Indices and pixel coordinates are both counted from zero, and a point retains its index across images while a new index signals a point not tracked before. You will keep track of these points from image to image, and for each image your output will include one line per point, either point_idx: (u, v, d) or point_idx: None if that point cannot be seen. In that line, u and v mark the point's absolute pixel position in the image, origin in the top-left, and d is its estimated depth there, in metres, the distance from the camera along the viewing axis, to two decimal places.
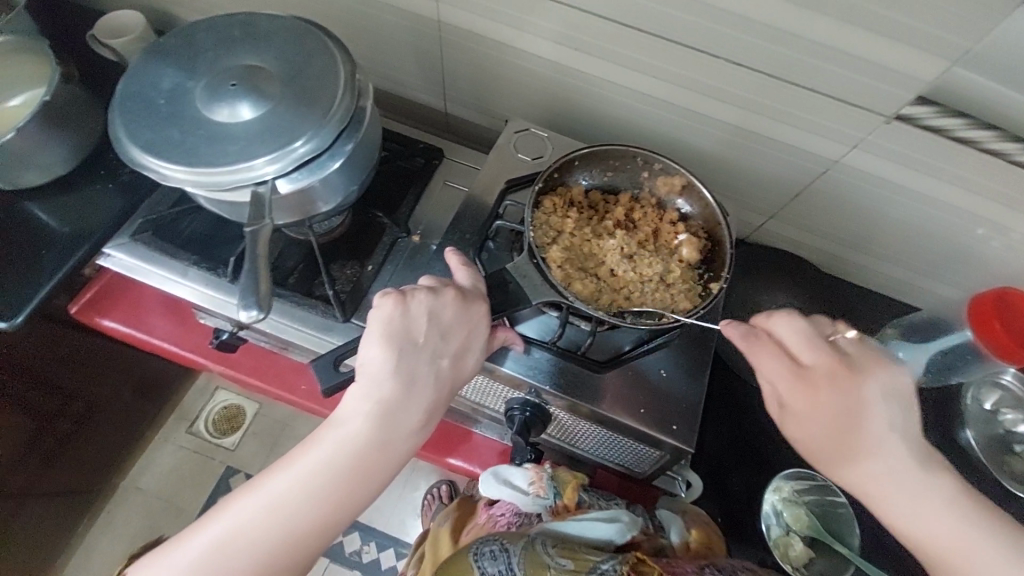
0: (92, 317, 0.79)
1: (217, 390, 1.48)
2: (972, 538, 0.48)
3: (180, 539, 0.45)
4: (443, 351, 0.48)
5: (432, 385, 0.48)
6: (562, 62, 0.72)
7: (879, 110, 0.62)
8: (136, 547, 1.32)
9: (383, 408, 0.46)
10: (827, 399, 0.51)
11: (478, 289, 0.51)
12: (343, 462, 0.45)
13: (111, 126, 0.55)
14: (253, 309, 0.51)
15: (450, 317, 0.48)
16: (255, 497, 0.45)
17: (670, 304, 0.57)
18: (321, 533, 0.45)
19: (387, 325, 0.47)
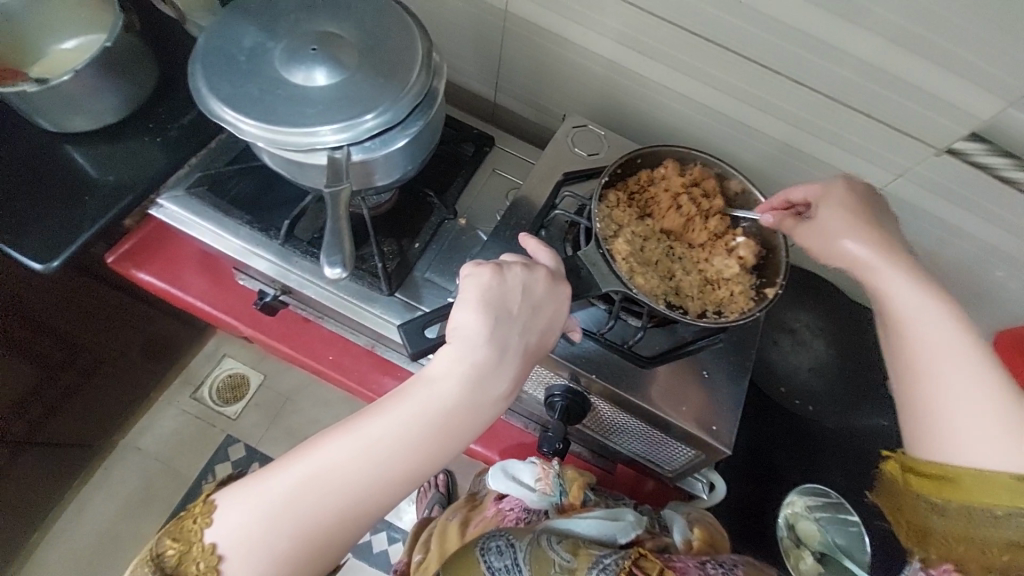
0: (128, 268, 0.79)
1: (224, 357, 1.47)
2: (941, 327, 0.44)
3: (267, 470, 0.46)
4: (533, 326, 0.49)
5: (520, 356, 0.49)
6: (623, 63, 0.74)
7: (929, 141, 0.64)
8: (129, 506, 1.32)
9: (476, 373, 0.47)
10: (865, 210, 0.53)
11: (562, 271, 0.53)
12: (434, 419, 0.47)
13: (192, 77, 0.56)
14: (338, 267, 0.55)
15: (541, 294, 0.50)
16: (345, 442, 0.45)
17: (726, 303, 0.59)
18: (405, 485, 0.46)
19: (484, 293, 0.48)
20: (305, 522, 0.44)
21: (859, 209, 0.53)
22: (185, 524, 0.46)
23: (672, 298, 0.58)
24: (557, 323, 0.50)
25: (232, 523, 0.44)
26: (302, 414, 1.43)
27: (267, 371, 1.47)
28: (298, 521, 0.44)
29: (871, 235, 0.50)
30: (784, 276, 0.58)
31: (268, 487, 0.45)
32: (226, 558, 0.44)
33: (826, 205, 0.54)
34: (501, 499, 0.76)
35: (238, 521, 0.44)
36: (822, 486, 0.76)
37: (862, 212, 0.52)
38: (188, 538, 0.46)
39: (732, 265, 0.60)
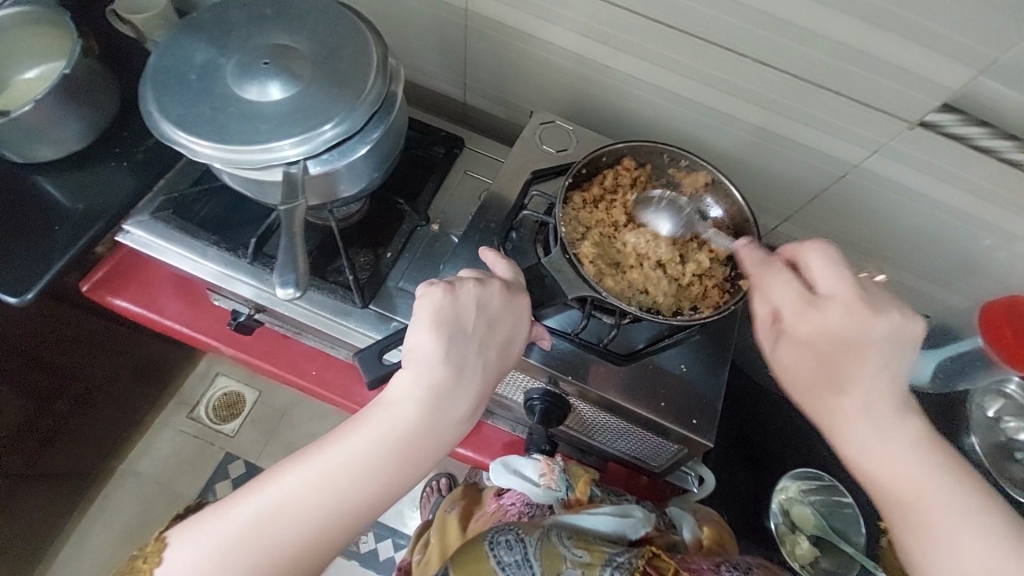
0: (104, 295, 0.78)
1: (217, 376, 1.47)
2: (928, 483, 0.45)
3: (225, 504, 0.45)
4: (491, 341, 0.49)
5: (479, 373, 0.49)
6: (589, 55, 0.73)
7: (902, 115, 0.63)
8: (133, 530, 1.31)
9: (434, 393, 0.47)
10: (835, 343, 0.48)
11: (520, 282, 0.52)
12: (394, 442, 0.46)
13: (144, 100, 0.55)
14: (291, 287, 0.54)
15: (497, 308, 0.49)
16: (304, 471, 0.45)
17: (698, 299, 0.59)
18: (368, 509, 0.46)
19: (436, 313, 0.48)
20: (265, 557, 0.43)
21: (831, 341, 0.48)
22: (135, 564, 0.47)
23: (644, 298, 0.57)
24: (516, 336, 0.50)
25: (190, 560, 0.44)
26: (300, 428, 1.43)
27: (261, 387, 1.46)
28: (258, 555, 0.43)
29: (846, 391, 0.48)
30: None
31: (227, 522, 0.44)
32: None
33: (792, 331, 0.50)
34: (500, 496, 0.75)
35: (195, 558, 0.44)
36: (814, 468, 0.75)
37: (835, 345, 0.48)
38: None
39: (703, 258, 0.60)
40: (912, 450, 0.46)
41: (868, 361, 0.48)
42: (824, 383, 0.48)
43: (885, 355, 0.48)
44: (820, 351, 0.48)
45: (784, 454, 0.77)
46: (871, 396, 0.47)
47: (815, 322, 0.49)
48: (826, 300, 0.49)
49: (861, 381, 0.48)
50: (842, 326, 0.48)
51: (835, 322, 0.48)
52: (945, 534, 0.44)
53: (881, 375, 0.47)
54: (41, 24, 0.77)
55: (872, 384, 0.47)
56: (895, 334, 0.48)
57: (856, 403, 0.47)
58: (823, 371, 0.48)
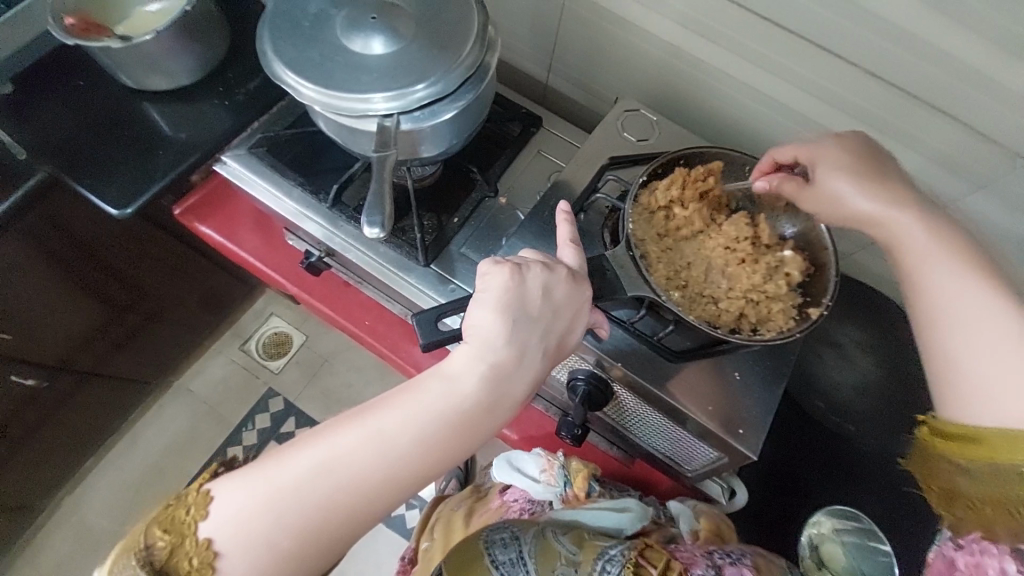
0: (192, 221, 0.84)
1: (270, 315, 1.55)
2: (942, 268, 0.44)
3: (284, 454, 0.48)
4: (554, 329, 0.50)
5: (539, 359, 0.50)
6: (683, 49, 0.71)
7: (1022, 150, 0.58)
8: (178, 441, 1.43)
9: (495, 372, 0.49)
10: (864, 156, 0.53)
11: (584, 270, 0.53)
12: (452, 415, 0.48)
13: (260, 40, 0.58)
14: (377, 228, 0.56)
15: (562, 296, 0.50)
16: (362, 431, 0.47)
17: (765, 318, 0.56)
18: (416, 478, 0.48)
19: (504, 294, 0.49)
20: (321, 507, 0.46)
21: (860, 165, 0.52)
22: (175, 515, 0.47)
23: (705, 310, 0.55)
24: (576, 324, 0.51)
25: (244, 499, 0.46)
26: (337, 376, 1.50)
27: (309, 332, 1.54)
28: (316, 507, 0.46)
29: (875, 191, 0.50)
30: (833, 297, 0.54)
31: (288, 472, 0.46)
32: (224, 555, 0.45)
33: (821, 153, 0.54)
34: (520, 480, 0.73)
35: (248, 500, 0.46)
36: (854, 510, 0.71)
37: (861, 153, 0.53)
38: (181, 530, 0.47)
39: (779, 281, 0.57)
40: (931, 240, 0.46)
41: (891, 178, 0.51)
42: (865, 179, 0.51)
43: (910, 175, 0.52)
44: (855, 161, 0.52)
45: (814, 484, 0.77)
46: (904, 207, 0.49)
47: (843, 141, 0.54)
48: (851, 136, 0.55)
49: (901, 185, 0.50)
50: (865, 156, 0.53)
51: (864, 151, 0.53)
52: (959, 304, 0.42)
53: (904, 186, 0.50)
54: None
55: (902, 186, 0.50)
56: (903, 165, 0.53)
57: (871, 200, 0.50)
58: (861, 171, 0.52)
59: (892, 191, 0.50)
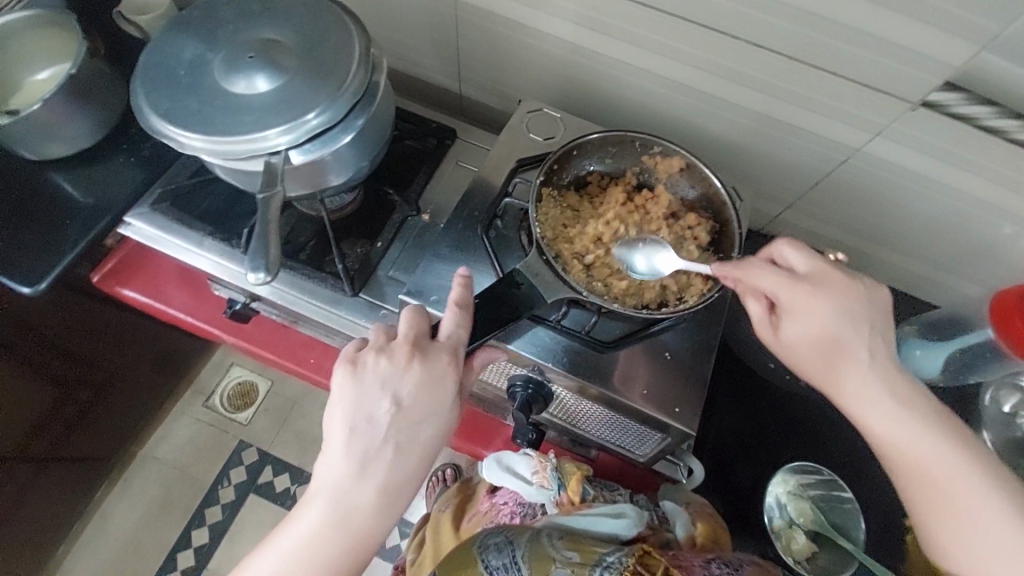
0: (113, 286, 0.81)
1: (232, 366, 1.51)
2: (920, 436, 0.48)
3: None
4: (401, 422, 0.47)
5: (393, 459, 0.47)
6: (579, 43, 0.72)
7: (905, 97, 0.60)
8: (152, 513, 1.37)
9: (346, 488, 0.46)
10: (837, 326, 0.50)
11: (437, 344, 0.50)
12: (317, 541, 0.46)
13: (135, 95, 0.57)
14: (261, 271, 0.53)
15: (404, 384, 0.48)
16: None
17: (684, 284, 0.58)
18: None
19: (343, 399, 0.48)
20: None
21: (831, 317, 0.50)
22: None
23: (628, 293, 0.57)
24: (428, 409, 0.48)
25: None
26: (309, 417, 1.47)
27: (274, 377, 1.50)
28: None
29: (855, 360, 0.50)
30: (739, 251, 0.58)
31: None
32: None
33: (795, 308, 0.51)
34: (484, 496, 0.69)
35: None
36: (813, 463, 0.72)
37: (844, 315, 0.50)
38: None
39: (689, 247, 0.60)
40: (900, 408, 0.49)
41: (854, 324, 0.50)
42: (836, 355, 0.50)
43: (859, 319, 0.50)
44: (824, 330, 0.50)
45: (785, 447, 0.74)
46: (884, 379, 0.49)
47: (815, 299, 0.50)
48: (820, 278, 0.51)
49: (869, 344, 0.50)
50: (837, 302, 0.50)
51: (837, 301, 0.50)
52: (948, 480, 0.48)
53: (869, 348, 0.50)
54: (51, 29, 0.80)
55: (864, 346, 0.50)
56: (850, 304, 0.50)
57: (853, 374, 0.50)
58: (837, 344, 0.50)
59: (865, 352, 0.50)
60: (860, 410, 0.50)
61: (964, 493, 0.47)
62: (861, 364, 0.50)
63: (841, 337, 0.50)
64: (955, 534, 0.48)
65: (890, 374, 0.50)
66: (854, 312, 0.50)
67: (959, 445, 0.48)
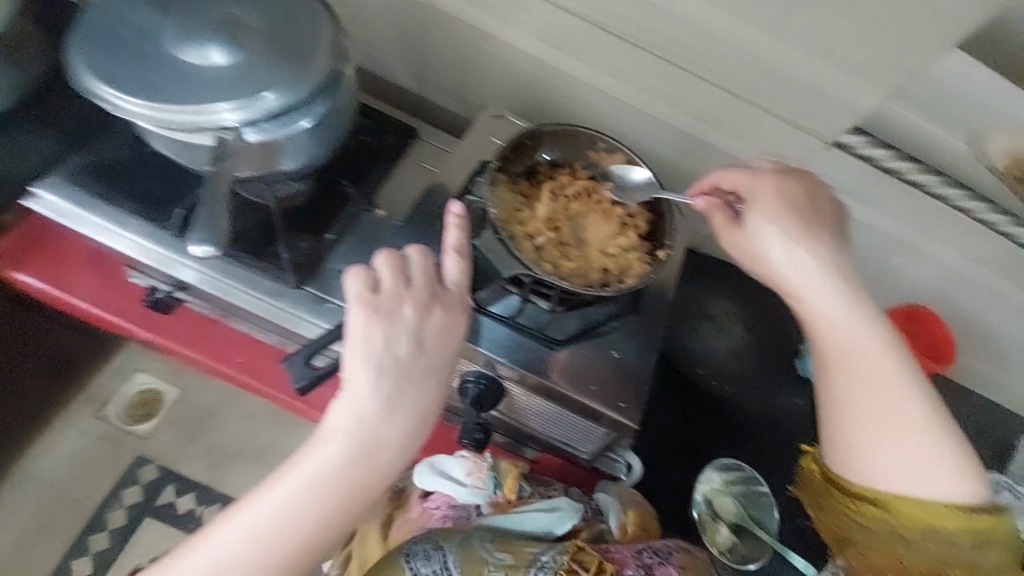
0: (5, 269, 0.71)
1: (135, 372, 1.32)
2: (854, 329, 0.56)
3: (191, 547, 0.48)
4: (424, 358, 0.53)
5: (417, 390, 0.53)
6: (542, 58, 0.76)
7: (820, 134, 0.70)
8: (20, 541, 1.17)
9: (374, 414, 0.51)
10: (795, 220, 0.58)
11: (452, 293, 0.56)
12: (342, 464, 0.50)
13: (72, 55, 0.53)
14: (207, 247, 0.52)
15: (427, 325, 0.54)
16: (262, 500, 0.49)
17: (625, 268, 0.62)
18: (317, 542, 0.49)
19: (370, 336, 0.52)
20: None
21: (790, 209, 0.59)
22: None
23: (574, 275, 0.59)
24: (447, 348, 0.54)
25: None
26: (224, 431, 1.31)
27: (183, 384, 1.34)
28: None
29: (807, 253, 0.58)
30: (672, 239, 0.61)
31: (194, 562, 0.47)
32: None
33: (755, 204, 0.59)
34: (426, 497, 0.68)
35: None
36: (735, 460, 0.78)
37: (791, 212, 0.59)
38: None
39: (629, 234, 0.63)
40: (844, 304, 0.56)
41: (812, 224, 0.59)
42: (795, 249, 0.58)
43: (824, 219, 0.59)
44: (782, 221, 0.58)
45: (711, 445, 0.80)
46: (830, 264, 0.58)
47: (774, 195, 0.59)
48: (782, 175, 0.61)
49: (819, 238, 0.58)
50: (798, 199, 0.60)
51: (792, 198, 0.59)
52: (873, 374, 0.55)
53: (831, 250, 0.58)
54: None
55: (822, 244, 0.58)
56: (805, 205, 0.59)
57: (807, 271, 0.57)
58: (795, 237, 0.58)
59: (818, 244, 0.58)
60: (799, 283, 0.57)
61: (884, 379, 0.54)
62: (810, 247, 0.58)
63: (795, 225, 0.58)
64: (865, 403, 0.54)
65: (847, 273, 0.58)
66: (807, 206, 0.59)
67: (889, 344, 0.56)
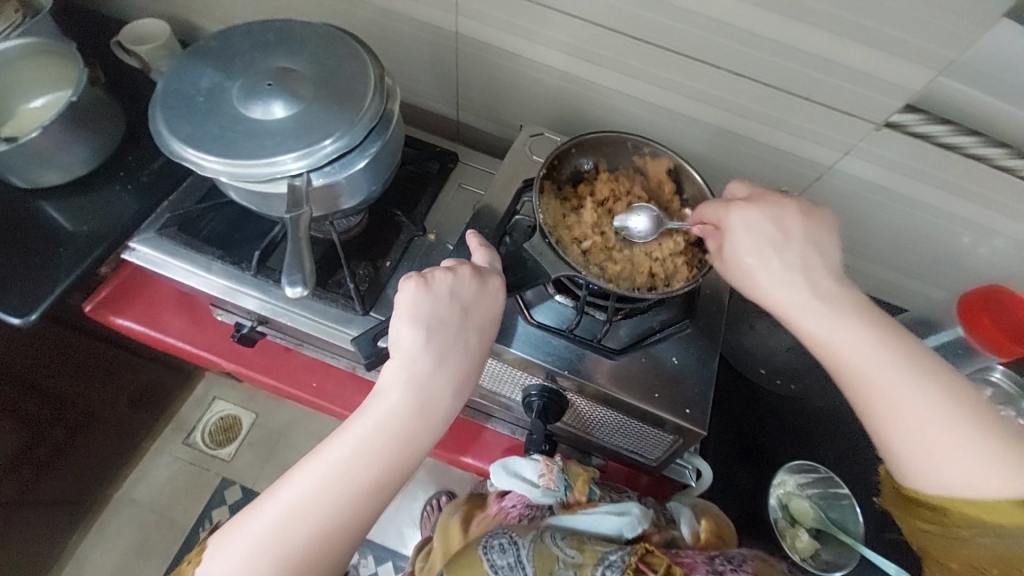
0: (107, 315, 0.79)
1: (215, 399, 1.46)
2: (861, 347, 0.52)
3: (248, 512, 0.50)
4: (467, 325, 0.53)
5: (463, 357, 0.53)
6: (571, 71, 0.77)
7: (870, 118, 0.67)
8: (129, 558, 1.29)
9: (421, 381, 0.51)
10: (777, 238, 0.55)
11: (494, 267, 0.57)
12: (390, 431, 0.51)
13: (154, 121, 0.58)
14: (299, 286, 0.56)
15: (469, 294, 0.54)
16: (314, 465, 0.50)
17: (672, 272, 0.62)
18: (374, 495, 0.50)
19: (413, 307, 0.52)
20: (288, 553, 0.48)
21: (767, 231, 0.56)
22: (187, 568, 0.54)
23: (620, 277, 0.60)
24: (491, 314, 0.54)
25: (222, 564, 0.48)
26: (298, 449, 1.42)
27: (260, 408, 1.46)
28: (283, 552, 0.48)
29: (789, 273, 0.55)
30: None
31: (254, 524, 0.49)
32: None
33: (734, 226, 0.57)
34: (502, 496, 0.72)
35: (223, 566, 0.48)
36: (811, 461, 0.75)
37: (770, 233, 0.56)
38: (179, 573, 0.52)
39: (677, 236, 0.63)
40: (846, 322, 0.53)
41: (796, 245, 0.55)
42: (782, 277, 0.55)
43: (806, 230, 0.56)
44: (761, 244, 0.55)
45: (780, 449, 0.77)
46: (814, 280, 0.55)
47: (747, 217, 0.57)
48: (756, 197, 0.58)
49: (797, 257, 0.55)
50: (772, 216, 0.56)
51: (769, 213, 0.56)
52: (892, 385, 0.51)
53: (810, 266, 0.55)
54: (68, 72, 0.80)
55: (804, 258, 0.55)
56: (779, 220, 0.56)
57: (794, 296, 0.54)
58: (779, 260, 0.55)
59: (800, 259, 0.55)
60: (789, 307, 0.54)
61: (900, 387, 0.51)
62: (792, 266, 0.55)
63: (773, 249, 0.55)
64: (899, 424, 0.51)
65: (831, 289, 0.54)
66: (784, 226, 0.56)
67: (900, 350, 0.52)
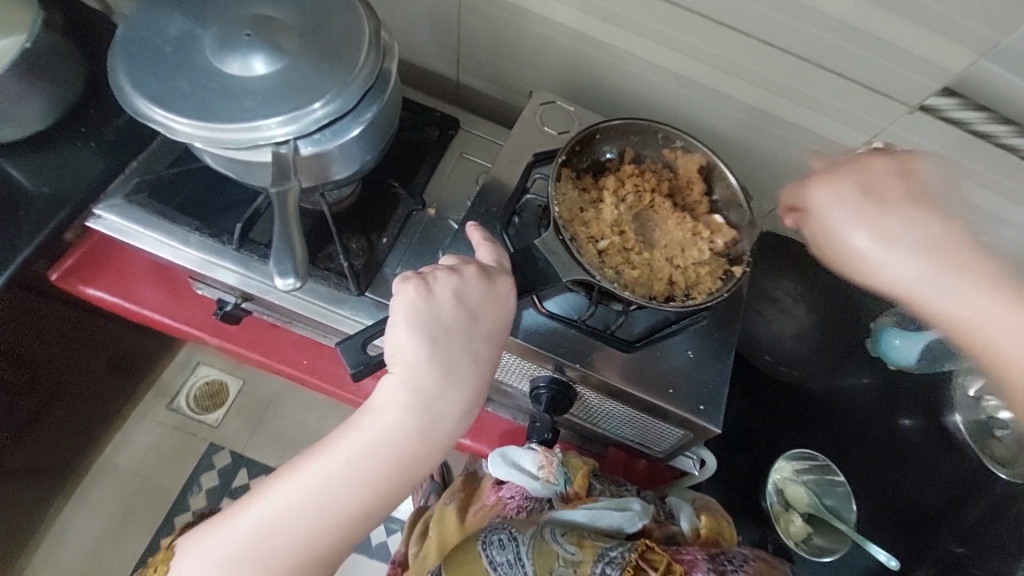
0: (75, 285, 0.73)
1: (199, 365, 1.42)
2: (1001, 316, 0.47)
3: (228, 520, 0.47)
4: (473, 334, 0.49)
5: (468, 370, 0.49)
6: (585, 32, 0.70)
7: (903, 99, 0.63)
8: (116, 522, 1.28)
9: (422, 395, 0.47)
10: (877, 203, 0.50)
11: (503, 267, 0.52)
12: (386, 446, 0.47)
13: (116, 74, 0.51)
14: (290, 276, 0.50)
15: (476, 299, 0.50)
16: (300, 478, 0.47)
17: (694, 282, 0.58)
18: (365, 510, 0.47)
19: (414, 312, 0.48)
20: (270, 565, 0.46)
21: (858, 199, 0.51)
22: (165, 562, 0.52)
23: (638, 283, 0.56)
24: (500, 324, 0.50)
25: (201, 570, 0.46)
26: (286, 417, 1.40)
27: (246, 376, 1.43)
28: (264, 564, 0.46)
29: (893, 241, 0.49)
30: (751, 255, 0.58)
31: (234, 533, 0.46)
32: None
33: (820, 202, 0.52)
34: (500, 485, 0.70)
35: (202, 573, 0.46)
36: (810, 449, 0.76)
37: (866, 199, 0.50)
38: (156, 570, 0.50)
39: (703, 243, 0.59)
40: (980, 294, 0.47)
41: (897, 211, 0.50)
42: (891, 249, 0.49)
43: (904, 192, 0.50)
44: (861, 215, 0.50)
45: (779, 436, 0.77)
46: (934, 244, 0.48)
47: (837, 190, 0.52)
48: (840, 164, 0.53)
49: (902, 223, 0.49)
50: (857, 179, 0.52)
51: (858, 181, 0.51)
52: None
53: (920, 231, 0.49)
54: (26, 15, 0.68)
55: (912, 222, 0.49)
56: (873, 184, 0.51)
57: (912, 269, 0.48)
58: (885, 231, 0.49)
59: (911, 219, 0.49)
60: (909, 286, 0.48)
61: None
62: (898, 233, 0.49)
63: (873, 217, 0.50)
64: None
65: (960, 252, 0.48)
66: (879, 194, 0.51)
67: None
